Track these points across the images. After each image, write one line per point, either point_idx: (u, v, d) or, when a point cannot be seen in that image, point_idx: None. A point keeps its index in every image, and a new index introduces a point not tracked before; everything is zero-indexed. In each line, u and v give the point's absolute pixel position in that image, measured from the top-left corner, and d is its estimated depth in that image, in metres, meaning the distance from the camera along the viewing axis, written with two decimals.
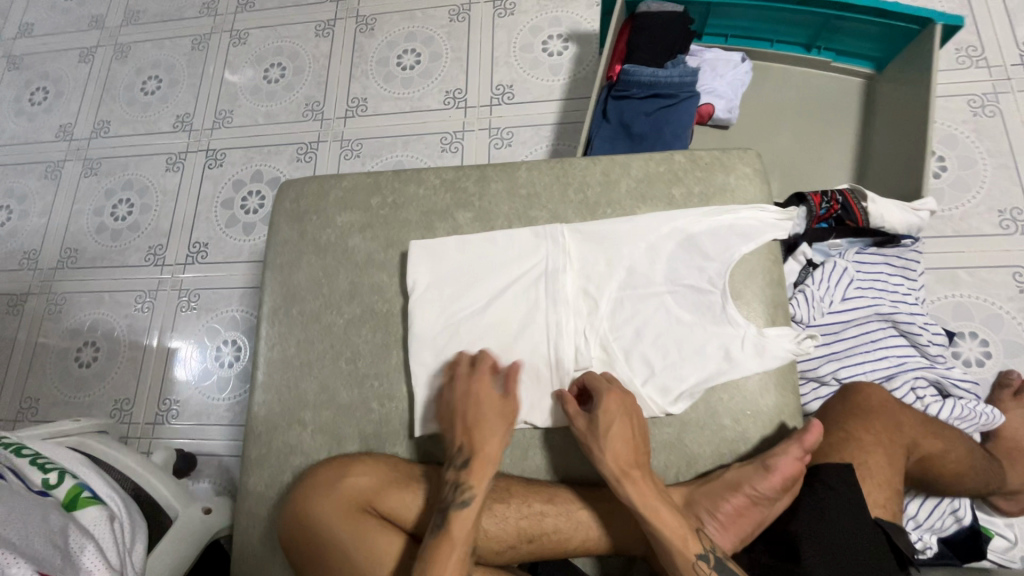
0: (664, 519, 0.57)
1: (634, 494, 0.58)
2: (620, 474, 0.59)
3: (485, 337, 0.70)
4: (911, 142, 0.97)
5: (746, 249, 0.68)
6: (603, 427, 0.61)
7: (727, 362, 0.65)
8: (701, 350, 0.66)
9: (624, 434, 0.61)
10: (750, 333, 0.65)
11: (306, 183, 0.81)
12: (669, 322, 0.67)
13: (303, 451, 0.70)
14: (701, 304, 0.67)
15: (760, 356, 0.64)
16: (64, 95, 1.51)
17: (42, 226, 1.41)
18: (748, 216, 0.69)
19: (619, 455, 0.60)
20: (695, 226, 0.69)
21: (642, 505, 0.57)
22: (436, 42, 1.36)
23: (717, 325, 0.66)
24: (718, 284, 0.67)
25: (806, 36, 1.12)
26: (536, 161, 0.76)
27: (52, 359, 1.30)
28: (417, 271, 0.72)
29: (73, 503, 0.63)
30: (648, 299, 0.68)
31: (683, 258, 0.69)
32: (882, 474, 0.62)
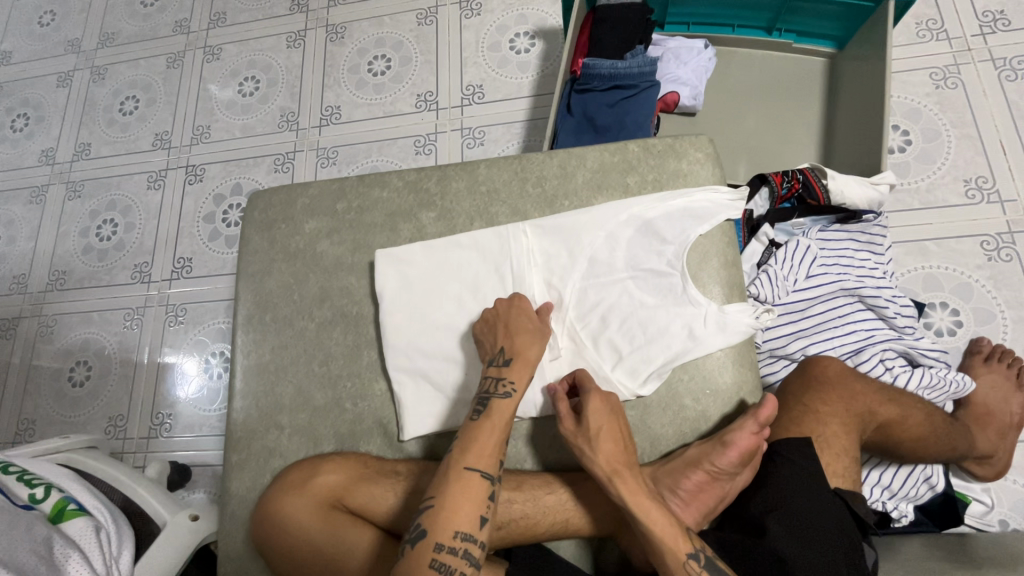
0: (653, 516, 0.57)
1: (624, 492, 0.58)
2: (609, 473, 0.59)
3: (453, 331, 0.72)
4: (873, 117, 0.98)
5: (703, 230, 0.69)
6: (592, 427, 0.61)
7: (691, 341, 0.66)
8: (664, 331, 0.67)
9: (612, 434, 0.61)
10: (711, 311, 0.66)
11: (275, 192, 0.83)
12: (632, 307, 0.69)
13: (282, 453, 0.72)
14: (662, 288, 0.68)
15: (721, 333, 0.66)
16: (45, 120, 1.54)
17: (30, 250, 1.43)
18: (703, 198, 0.70)
19: (608, 455, 0.60)
20: (652, 211, 0.70)
21: (631, 503, 0.58)
22: (406, 47, 1.37)
23: (679, 306, 0.67)
24: (676, 266, 0.68)
25: (766, 19, 1.13)
26: (495, 158, 0.77)
27: (46, 380, 1.32)
28: (384, 276, 0.74)
29: (59, 516, 0.65)
30: (609, 286, 0.70)
31: (642, 243, 0.70)
32: (839, 444, 0.64)
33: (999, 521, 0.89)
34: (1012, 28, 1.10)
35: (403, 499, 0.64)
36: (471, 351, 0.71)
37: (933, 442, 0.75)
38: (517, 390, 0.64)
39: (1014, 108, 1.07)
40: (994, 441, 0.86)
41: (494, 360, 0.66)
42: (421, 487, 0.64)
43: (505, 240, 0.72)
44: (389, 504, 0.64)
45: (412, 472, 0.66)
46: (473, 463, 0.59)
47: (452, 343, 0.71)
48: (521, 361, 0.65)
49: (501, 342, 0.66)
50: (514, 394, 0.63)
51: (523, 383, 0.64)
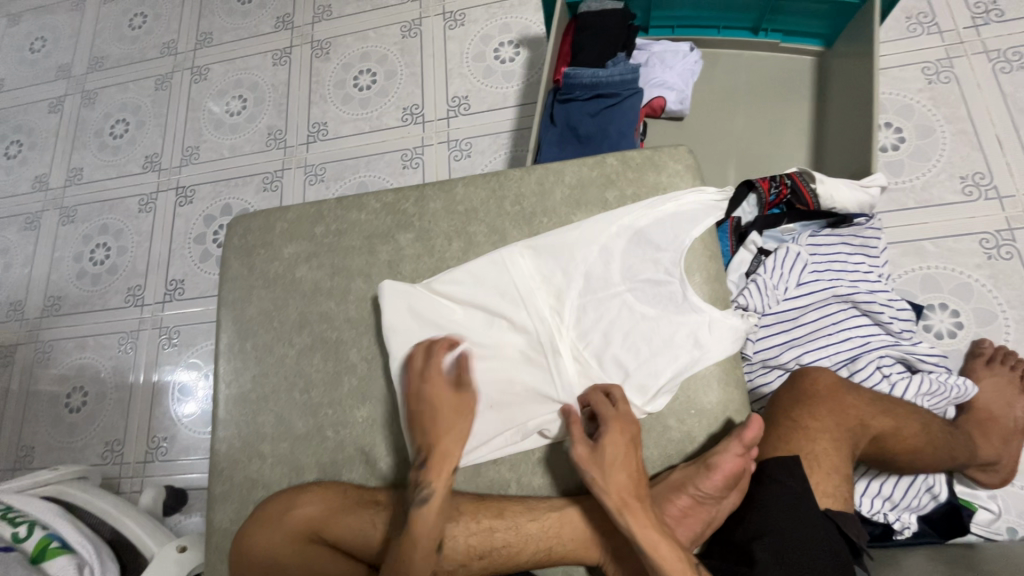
0: (662, 551, 0.55)
1: (633, 525, 0.56)
2: (620, 505, 0.57)
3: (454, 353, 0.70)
4: (861, 117, 0.96)
5: (698, 231, 0.68)
6: (606, 457, 0.60)
7: (698, 349, 0.65)
8: (670, 343, 0.66)
9: (627, 464, 0.59)
10: (713, 316, 0.65)
11: (253, 218, 0.82)
12: (633, 320, 0.67)
13: (264, 483, 0.71)
14: (662, 298, 0.67)
15: (724, 339, 0.64)
16: (38, 146, 1.55)
17: (26, 276, 1.44)
18: (692, 200, 0.68)
19: (621, 485, 0.58)
20: (643, 220, 0.68)
21: (642, 538, 0.55)
22: (391, 60, 1.37)
23: (681, 315, 0.66)
24: (675, 273, 0.67)
25: (751, 19, 1.11)
26: (472, 176, 0.76)
27: (44, 406, 1.33)
28: (392, 314, 0.71)
29: (42, 555, 0.67)
30: (608, 301, 0.68)
31: (636, 253, 0.68)
32: (829, 461, 0.62)
33: (1007, 529, 0.86)
34: (1006, 19, 1.07)
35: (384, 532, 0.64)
36: (455, 374, 0.70)
37: (932, 453, 0.73)
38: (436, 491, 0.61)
39: (1009, 101, 1.04)
40: (997, 447, 0.83)
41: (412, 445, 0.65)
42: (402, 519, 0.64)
43: (497, 263, 0.71)
44: (367, 537, 0.64)
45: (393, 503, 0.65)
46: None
47: (443, 366, 0.70)
48: (440, 454, 0.63)
49: (417, 441, 0.65)
50: (433, 498, 0.61)
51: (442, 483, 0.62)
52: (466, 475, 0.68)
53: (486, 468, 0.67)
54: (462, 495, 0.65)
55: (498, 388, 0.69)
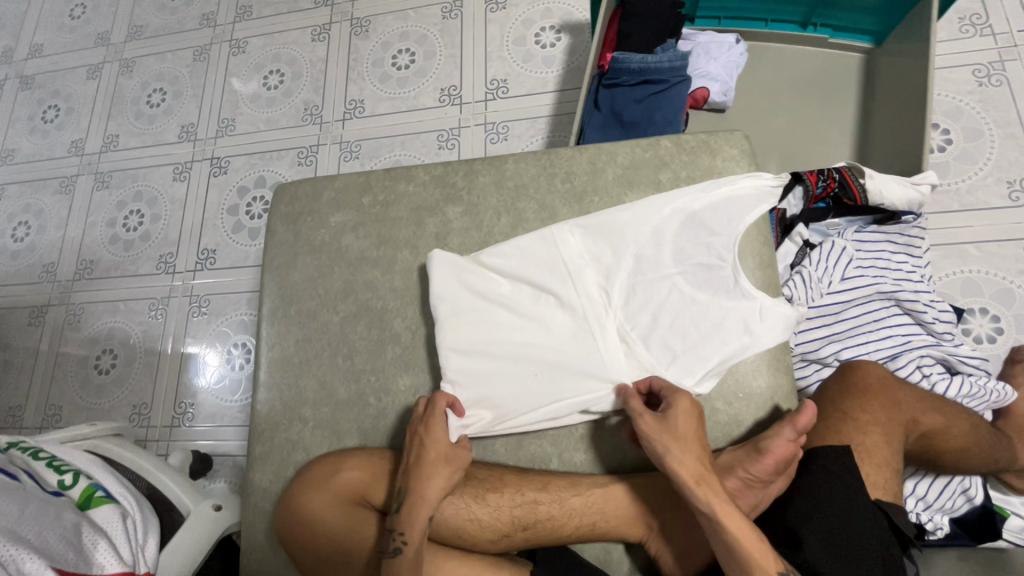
0: (743, 528, 0.53)
1: (713, 498, 0.55)
2: (697, 477, 0.56)
3: (500, 325, 0.70)
4: (911, 116, 0.95)
5: (752, 217, 0.67)
6: (676, 429, 0.59)
7: (748, 335, 0.64)
8: (719, 328, 0.65)
9: (699, 438, 0.59)
10: (765, 302, 0.65)
11: (300, 185, 0.82)
12: (682, 303, 0.67)
13: (305, 446, 0.72)
14: (713, 282, 0.66)
15: (775, 326, 0.64)
16: (75, 112, 1.56)
17: (59, 239, 1.46)
18: (747, 186, 0.68)
19: (696, 457, 0.57)
20: (698, 203, 0.68)
21: (721, 510, 0.54)
22: (430, 41, 1.36)
23: (732, 300, 0.66)
24: (728, 258, 0.66)
25: (801, 12, 1.10)
26: (523, 153, 0.76)
27: (73, 367, 1.34)
28: (438, 283, 0.70)
29: (87, 502, 0.65)
30: (657, 283, 0.68)
31: (689, 236, 0.68)
32: (881, 455, 0.67)
33: None
34: None
35: None
36: (497, 349, 0.69)
37: (979, 454, 0.75)
38: (408, 541, 0.58)
39: None
40: None
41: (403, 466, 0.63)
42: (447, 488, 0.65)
43: (548, 239, 0.70)
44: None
45: None
46: None
47: (486, 338, 0.69)
48: (415, 501, 0.60)
49: (400, 482, 0.62)
50: (406, 549, 0.58)
51: (415, 527, 0.59)
52: (507, 449, 0.69)
53: (528, 442, 0.68)
54: (505, 467, 0.66)
55: (544, 364, 0.68)
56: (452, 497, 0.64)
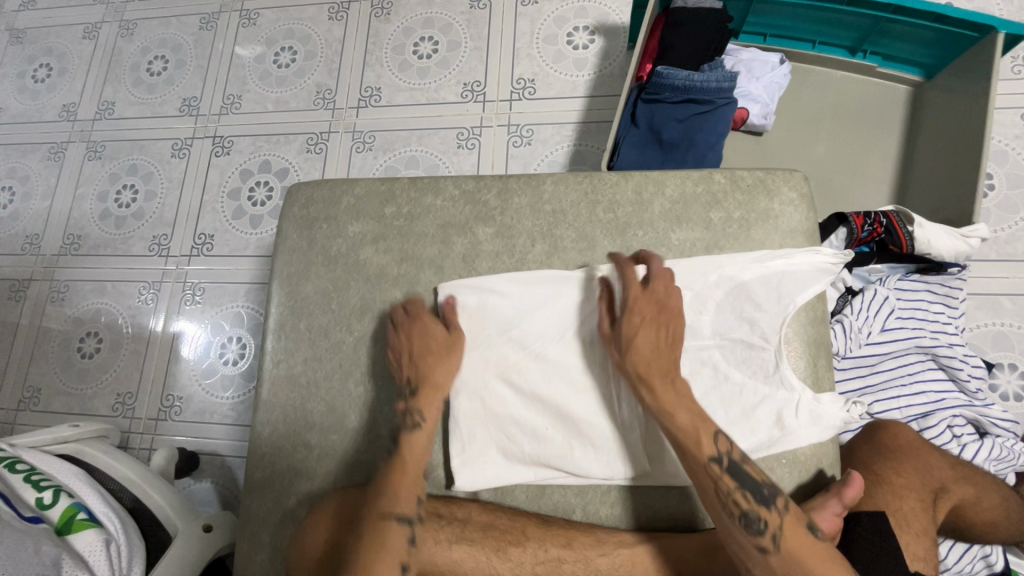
0: (677, 423, 0.58)
1: (650, 397, 0.59)
2: (638, 379, 0.60)
3: (516, 374, 0.66)
4: (962, 162, 0.91)
5: (804, 298, 0.63)
6: (625, 336, 0.61)
7: (780, 430, 0.61)
8: (751, 415, 0.61)
9: (649, 342, 0.60)
10: (805, 398, 0.61)
11: (318, 187, 0.76)
12: (716, 379, 0.63)
13: (309, 474, 0.68)
14: (752, 363, 0.63)
15: (814, 426, 0.60)
16: (68, 73, 1.46)
17: (45, 209, 1.37)
18: (804, 263, 0.63)
19: (642, 360, 0.60)
20: (745, 273, 0.64)
21: (656, 408, 0.59)
22: (455, 30, 1.29)
23: (769, 387, 0.62)
24: (772, 340, 0.62)
25: (851, 38, 1.04)
26: (562, 174, 0.71)
27: (55, 347, 1.27)
28: (457, 312, 0.67)
29: (67, 526, 0.60)
30: (692, 353, 0.63)
31: (732, 308, 0.64)
32: (918, 523, 0.66)
33: None
34: None
35: (447, 549, 0.61)
36: (514, 402, 0.65)
37: (1009, 527, 0.73)
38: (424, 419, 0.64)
39: None
40: None
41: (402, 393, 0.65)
42: (466, 538, 0.62)
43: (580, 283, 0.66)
44: (430, 558, 0.61)
45: (456, 519, 0.63)
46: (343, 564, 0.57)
47: (505, 387, 0.65)
48: (427, 388, 0.64)
49: (405, 372, 0.65)
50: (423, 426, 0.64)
51: (431, 409, 0.64)
52: (528, 494, 0.65)
53: (551, 489, 0.64)
54: (527, 516, 0.63)
55: (560, 420, 0.64)
56: (471, 550, 0.61)
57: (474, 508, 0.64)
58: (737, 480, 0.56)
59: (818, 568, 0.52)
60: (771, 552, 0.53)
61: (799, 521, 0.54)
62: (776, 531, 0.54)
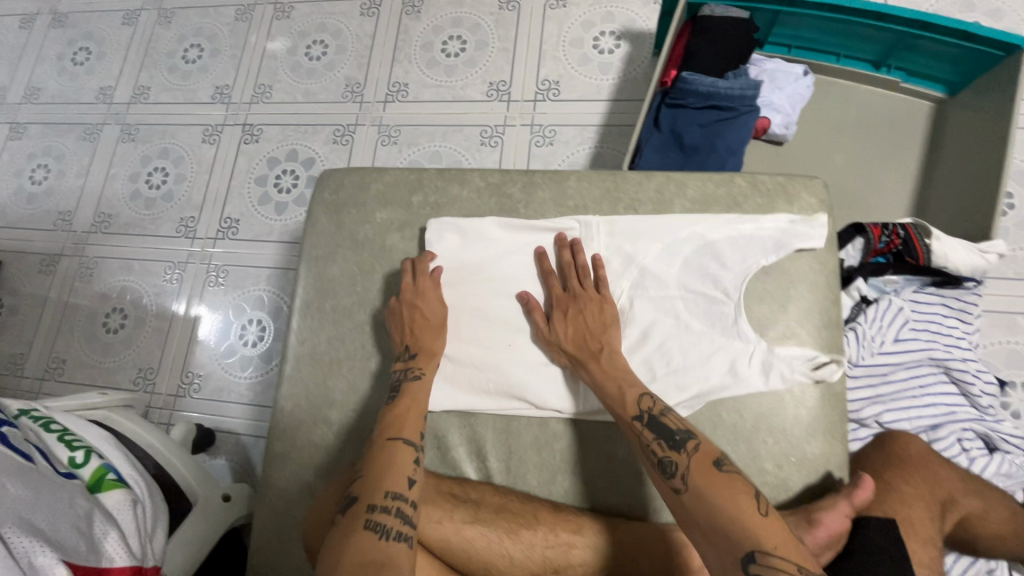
0: (609, 393, 0.62)
1: (587, 377, 0.64)
2: (575, 363, 0.66)
3: (491, 330, 0.70)
4: (981, 180, 0.92)
5: (767, 261, 0.66)
6: (556, 322, 0.67)
7: (732, 377, 0.63)
8: (707, 361, 0.64)
9: (574, 323, 0.66)
10: (760, 350, 0.64)
11: (348, 173, 0.78)
12: (676, 327, 0.66)
13: (327, 449, 0.70)
14: (713, 315, 0.66)
15: (764, 376, 0.63)
16: (106, 57, 1.51)
17: (79, 187, 1.42)
18: (771, 225, 0.66)
19: (571, 341, 0.66)
20: (716, 233, 0.67)
21: (594, 385, 0.63)
22: (483, 30, 1.31)
23: (727, 338, 0.65)
24: (733, 296, 0.65)
25: (876, 52, 1.05)
26: (586, 171, 0.73)
27: (81, 321, 1.31)
28: (445, 251, 0.72)
29: (98, 485, 0.62)
30: (657, 301, 0.67)
31: (700, 264, 0.67)
32: (927, 532, 0.66)
33: None
34: None
35: (461, 527, 0.63)
36: (487, 345, 0.69)
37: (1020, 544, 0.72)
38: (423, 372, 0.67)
39: None
40: None
41: (401, 356, 0.68)
42: (479, 519, 0.63)
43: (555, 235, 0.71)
44: (445, 536, 0.63)
45: (469, 500, 0.64)
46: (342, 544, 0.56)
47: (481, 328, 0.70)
48: (427, 355, 0.68)
49: (404, 340, 0.68)
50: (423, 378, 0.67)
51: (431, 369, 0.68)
52: (540, 480, 0.66)
53: (562, 477, 0.66)
54: (538, 501, 0.64)
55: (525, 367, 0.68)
56: (484, 530, 0.63)
57: (488, 489, 0.65)
58: (654, 431, 0.58)
59: (725, 499, 0.51)
60: (681, 491, 0.54)
61: (709, 455, 0.55)
62: (685, 472, 0.54)
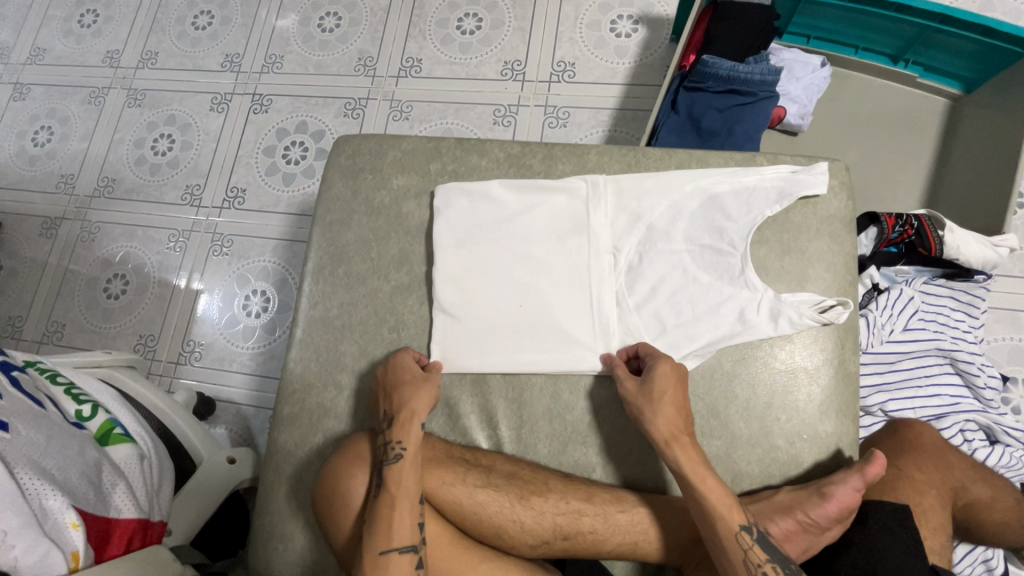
0: (710, 485, 0.56)
1: (682, 457, 0.57)
2: (668, 437, 0.58)
3: (502, 283, 0.69)
4: (997, 174, 0.92)
5: (773, 211, 0.66)
6: (653, 390, 0.60)
7: (741, 325, 0.64)
8: (714, 312, 0.65)
9: (675, 400, 0.60)
10: (766, 297, 0.64)
11: (366, 139, 0.78)
12: (684, 281, 0.66)
13: (337, 414, 0.70)
14: (719, 266, 0.66)
15: (772, 323, 0.63)
16: (114, 21, 1.48)
17: (82, 150, 1.39)
18: (773, 175, 0.67)
19: (670, 419, 0.59)
20: (721, 185, 0.67)
21: (689, 470, 0.57)
22: (500, 9, 1.30)
23: (733, 288, 0.65)
24: (739, 246, 0.65)
25: (895, 46, 1.05)
26: (607, 145, 0.73)
27: (82, 286, 1.30)
28: (451, 204, 0.71)
29: (105, 438, 0.62)
30: (665, 256, 0.67)
31: (705, 217, 0.67)
32: (937, 519, 0.67)
33: None
34: None
35: (472, 491, 0.63)
36: (498, 295, 0.69)
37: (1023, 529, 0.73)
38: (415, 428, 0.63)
39: None
40: None
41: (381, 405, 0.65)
42: (492, 484, 0.63)
43: (563, 188, 0.70)
44: (457, 499, 0.63)
45: (481, 465, 0.64)
46: (384, 548, 0.57)
47: (490, 279, 0.69)
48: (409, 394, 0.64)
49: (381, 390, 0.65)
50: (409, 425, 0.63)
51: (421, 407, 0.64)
52: (551, 450, 0.66)
53: (572, 448, 0.66)
54: (549, 470, 0.65)
55: (532, 315, 0.68)
56: (496, 495, 0.62)
57: (499, 457, 0.65)
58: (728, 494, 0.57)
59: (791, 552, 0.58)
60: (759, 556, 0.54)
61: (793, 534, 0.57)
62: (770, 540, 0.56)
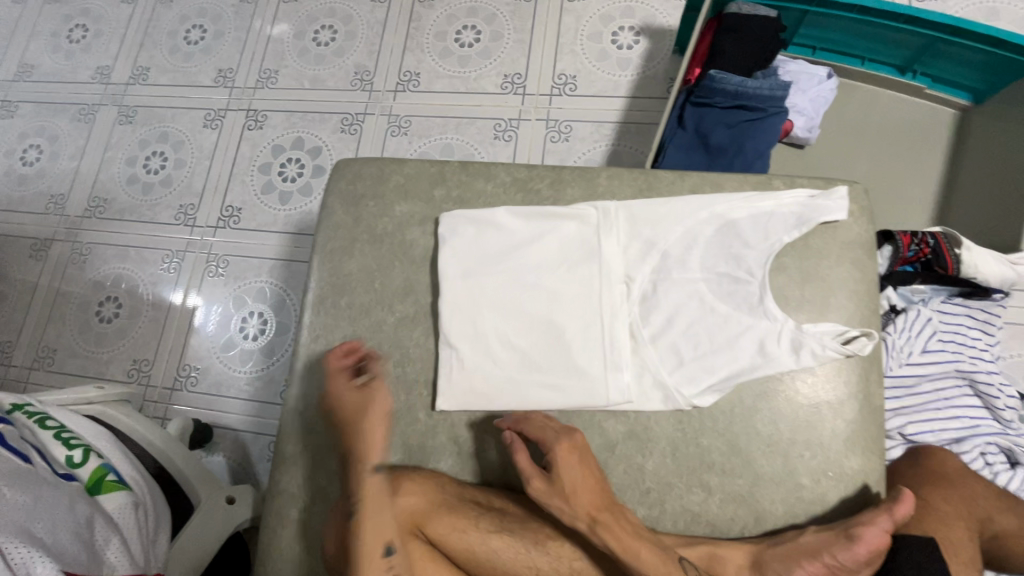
0: (642, 557, 0.55)
1: (610, 538, 0.56)
2: (589, 520, 0.57)
3: (512, 316, 0.66)
4: (1011, 188, 0.90)
5: (791, 237, 0.64)
6: (564, 484, 0.58)
7: (762, 357, 0.62)
8: (733, 343, 0.63)
9: (583, 481, 0.59)
10: (787, 328, 0.62)
11: (366, 164, 0.75)
12: (701, 311, 0.64)
13: (342, 453, 0.67)
14: (736, 296, 0.64)
15: (793, 355, 0.61)
16: (104, 36, 1.45)
17: (72, 169, 1.36)
18: (790, 200, 0.65)
19: (580, 503, 0.58)
20: (737, 212, 0.65)
21: (619, 548, 0.56)
22: (499, 21, 1.27)
23: (753, 318, 0.63)
24: (756, 275, 0.64)
25: (902, 57, 1.03)
26: (617, 169, 0.71)
27: (74, 309, 1.26)
28: (457, 233, 0.69)
29: (97, 487, 0.59)
30: (681, 285, 0.65)
31: (721, 244, 0.65)
32: (967, 554, 0.65)
33: None
34: None
35: (486, 537, 0.60)
36: (506, 329, 0.66)
37: None
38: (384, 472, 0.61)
39: None
40: None
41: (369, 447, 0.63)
42: (505, 527, 0.61)
43: (573, 215, 0.68)
44: (469, 545, 0.60)
45: (494, 508, 0.62)
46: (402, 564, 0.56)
47: (498, 311, 0.66)
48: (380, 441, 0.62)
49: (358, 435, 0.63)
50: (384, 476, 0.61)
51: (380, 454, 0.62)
52: None
53: None
54: None
55: (544, 349, 0.65)
56: (511, 539, 0.60)
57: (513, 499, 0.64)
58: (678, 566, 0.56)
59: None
60: None
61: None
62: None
